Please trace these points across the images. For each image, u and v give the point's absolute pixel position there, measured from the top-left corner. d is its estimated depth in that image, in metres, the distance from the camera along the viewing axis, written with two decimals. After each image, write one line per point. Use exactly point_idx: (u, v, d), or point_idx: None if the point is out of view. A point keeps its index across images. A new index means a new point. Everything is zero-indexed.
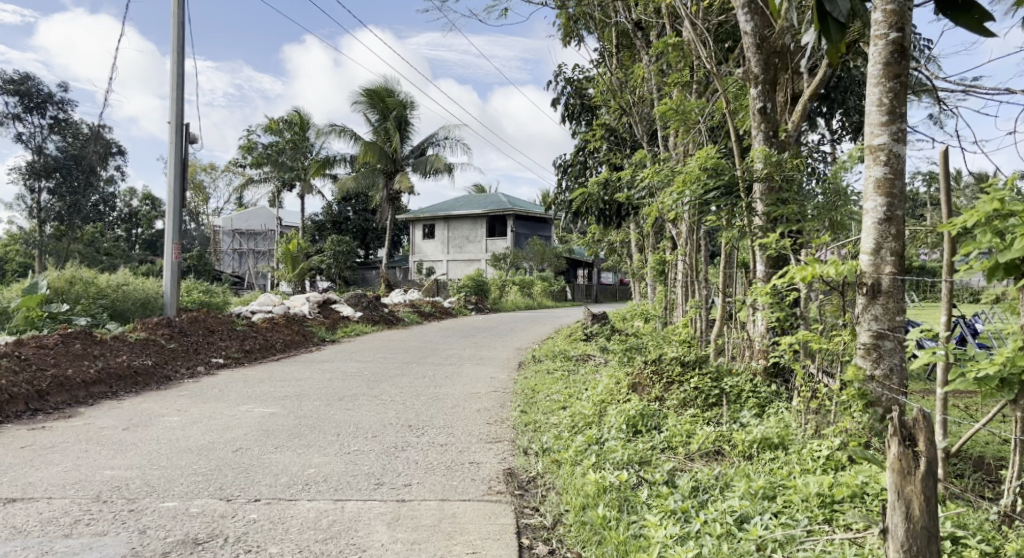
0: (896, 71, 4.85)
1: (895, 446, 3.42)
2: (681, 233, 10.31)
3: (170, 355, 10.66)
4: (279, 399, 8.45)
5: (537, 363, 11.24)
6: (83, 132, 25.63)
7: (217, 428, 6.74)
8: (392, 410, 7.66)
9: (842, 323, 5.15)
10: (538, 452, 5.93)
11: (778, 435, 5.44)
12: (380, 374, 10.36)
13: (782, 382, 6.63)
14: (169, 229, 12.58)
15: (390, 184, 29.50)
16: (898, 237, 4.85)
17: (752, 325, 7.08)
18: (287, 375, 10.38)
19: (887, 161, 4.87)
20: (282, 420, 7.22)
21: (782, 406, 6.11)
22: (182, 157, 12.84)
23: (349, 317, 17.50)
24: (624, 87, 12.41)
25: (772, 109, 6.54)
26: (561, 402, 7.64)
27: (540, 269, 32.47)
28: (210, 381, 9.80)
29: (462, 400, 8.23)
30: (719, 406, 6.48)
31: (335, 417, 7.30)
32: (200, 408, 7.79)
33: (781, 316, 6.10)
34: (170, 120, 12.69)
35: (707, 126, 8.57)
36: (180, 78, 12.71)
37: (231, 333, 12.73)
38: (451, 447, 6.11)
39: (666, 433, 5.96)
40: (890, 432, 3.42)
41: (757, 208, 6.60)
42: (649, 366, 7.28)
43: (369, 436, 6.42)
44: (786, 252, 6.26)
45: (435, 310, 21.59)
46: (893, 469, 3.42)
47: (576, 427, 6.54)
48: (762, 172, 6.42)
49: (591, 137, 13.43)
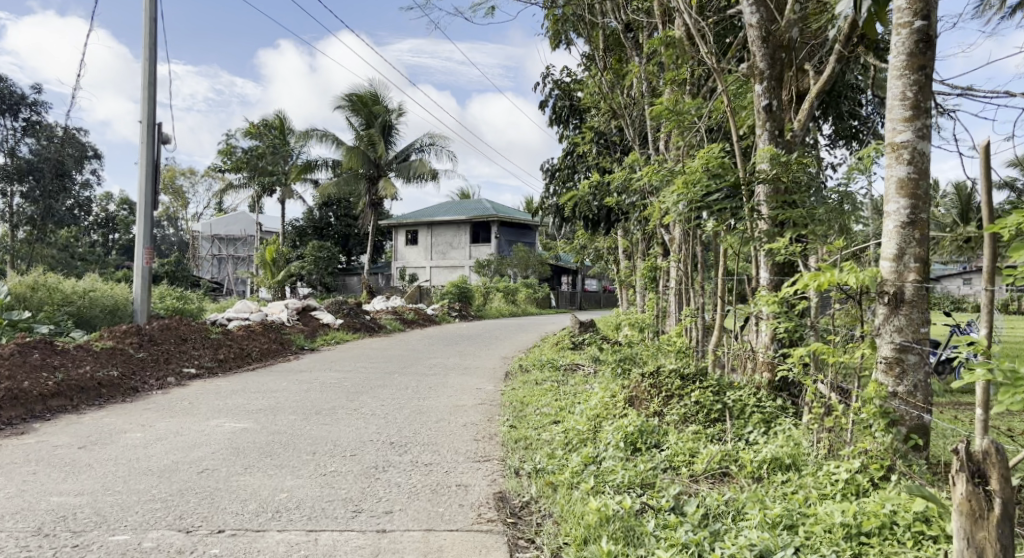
0: (921, 63, 4.51)
1: (963, 485, 3.37)
2: (676, 239, 9.95)
3: (139, 366, 10.14)
4: (253, 413, 7.96)
5: (525, 373, 10.81)
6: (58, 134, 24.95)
7: (183, 446, 6.25)
8: (373, 424, 7.21)
9: (860, 334, 4.79)
10: (531, 473, 5.51)
11: (790, 455, 5.06)
12: (361, 385, 9.90)
13: (787, 396, 6.26)
14: (139, 233, 12.04)
15: (372, 188, 28.97)
16: (922, 242, 4.49)
17: (755, 336, 6.72)
18: (262, 386, 9.88)
19: (911, 159, 4.52)
20: (254, 436, 6.75)
21: (790, 422, 5.73)
22: (154, 159, 12.32)
23: (330, 324, 16.99)
24: (615, 89, 12.05)
25: (778, 107, 6.18)
26: (553, 417, 7.23)
27: (524, 275, 32.02)
28: (180, 393, 9.28)
29: (447, 414, 7.79)
30: (722, 422, 6.11)
31: (311, 433, 6.82)
32: (167, 423, 7.30)
33: (789, 326, 5.74)
34: (142, 120, 12.16)
35: (705, 127, 8.21)
36: (152, 77, 12.20)
37: (205, 341, 12.20)
38: (436, 467, 5.66)
39: (667, 451, 5.58)
40: (956, 470, 3.39)
41: (761, 212, 6.24)
42: (646, 379, 6.86)
43: (348, 455, 5.96)
44: (794, 259, 5.88)
45: (418, 318, 21.08)
46: (962, 512, 3.36)
47: (570, 445, 6.11)
48: (768, 174, 6.05)
49: (579, 141, 13.06)
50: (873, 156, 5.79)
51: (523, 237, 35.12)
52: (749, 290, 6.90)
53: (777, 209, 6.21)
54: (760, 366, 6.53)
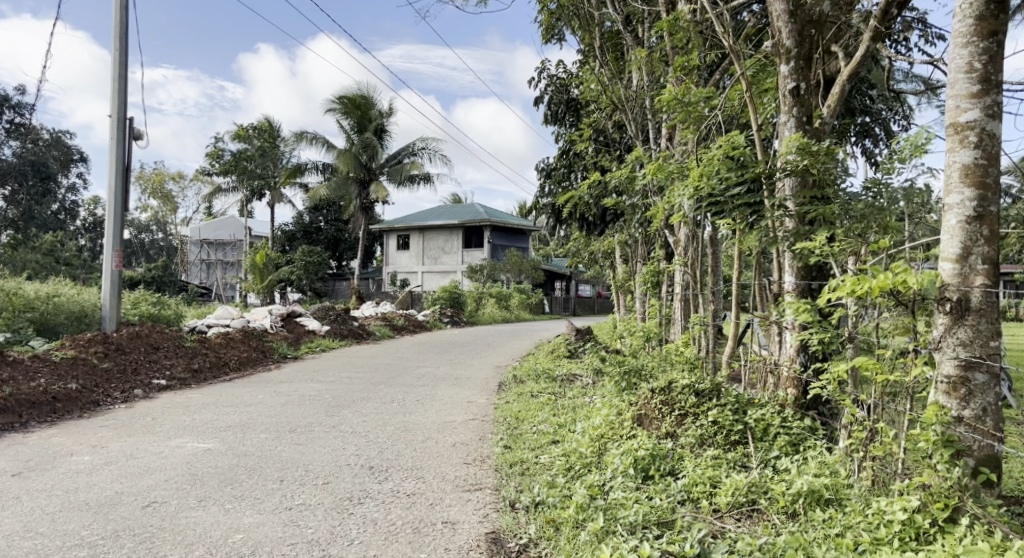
0: (993, 28, 3.87)
1: None
2: (682, 242, 9.26)
3: (102, 377, 9.36)
4: (219, 430, 7.20)
5: (520, 384, 10.09)
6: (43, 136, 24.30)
7: (133, 472, 5.49)
8: (352, 445, 6.49)
9: (910, 345, 4.11)
10: (529, 506, 4.81)
11: (829, 487, 4.39)
12: (343, 398, 9.16)
13: (817, 415, 5.58)
14: (108, 236, 11.28)
15: (365, 192, 28.11)
16: (991, 240, 3.82)
17: (779, 347, 6.03)
18: (236, 399, 9.14)
19: (979, 143, 3.85)
20: (217, 459, 6.02)
21: (822, 447, 5.06)
22: (125, 157, 11.57)
23: (315, 331, 16.22)
24: (615, 83, 11.38)
25: (807, 89, 5.57)
26: (552, 436, 6.52)
27: (517, 281, 31.27)
28: (145, 407, 8.53)
29: (434, 432, 7.08)
30: (743, 446, 5.43)
31: (281, 455, 6.09)
32: (122, 443, 6.55)
33: (822, 336, 5.07)
34: (111, 115, 11.41)
35: (718, 118, 7.52)
36: (123, 69, 11.46)
37: (179, 349, 11.42)
38: (420, 499, 4.95)
39: (684, 481, 4.92)
40: None
41: (787, 207, 5.57)
42: (656, 395, 6.13)
43: (319, 484, 5.23)
44: (827, 261, 5.19)
45: (408, 323, 20.35)
46: None
47: (572, 471, 5.40)
48: (797, 165, 5.41)
49: (577, 138, 12.38)
50: (918, 144, 5.12)
51: (517, 242, 34.40)
52: (770, 295, 6.22)
53: (804, 204, 5.57)
54: (784, 380, 5.86)
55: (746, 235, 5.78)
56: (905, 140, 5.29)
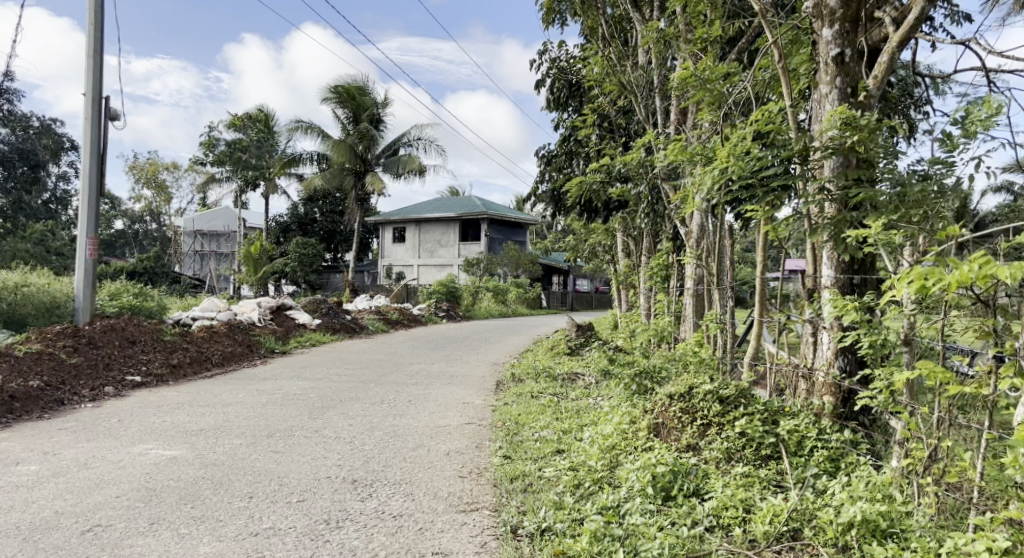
0: None
1: None
2: (695, 233, 8.62)
3: (71, 374, 8.68)
4: (190, 435, 6.53)
5: (518, 383, 9.46)
6: (34, 125, 24.00)
7: (83, 485, 4.84)
8: (335, 453, 5.85)
9: (992, 352, 3.49)
10: (534, 533, 4.20)
11: (886, 516, 3.77)
12: (330, 398, 8.50)
13: (858, 427, 4.95)
14: (82, 223, 10.60)
15: (359, 184, 27.40)
16: None
17: (813, 349, 5.35)
18: (214, 398, 8.47)
19: None
20: (182, 468, 5.37)
21: (869, 467, 4.43)
22: (100, 139, 10.85)
23: (306, 325, 15.53)
24: (624, 64, 10.70)
25: (853, 56, 5.09)
26: (556, 444, 5.88)
27: (515, 275, 30.56)
28: (113, 406, 7.86)
29: (426, 438, 6.44)
30: (777, 462, 4.80)
31: (255, 465, 5.43)
32: (78, 449, 5.86)
33: (872, 338, 4.42)
34: (85, 93, 10.69)
35: (740, 98, 6.86)
36: (98, 45, 10.75)
37: (157, 343, 10.72)
38: (408, 522, 4.32)
39: (713, 502, 4.28)
40: None
41: (828, 189, 4.96)
42: (675, 401, 5.45)
43: (292, 502, 4.58)
44: (878, 251, 4.54)
45: (403, 317, 19.66)
46: None
47: (581, 489, 4.76)
48: (842, 143, 4.80)
49: (580, 124, 11.70)
50: (987, 117, 4.51)
51: (513, 235, 33.71)
52: (803, 289, 5.56)
53: (846, 186, 4.96)
54: (819, 387, 5.20)
55: (777, 223, 5.16)
56: (972, 113, 4.64)
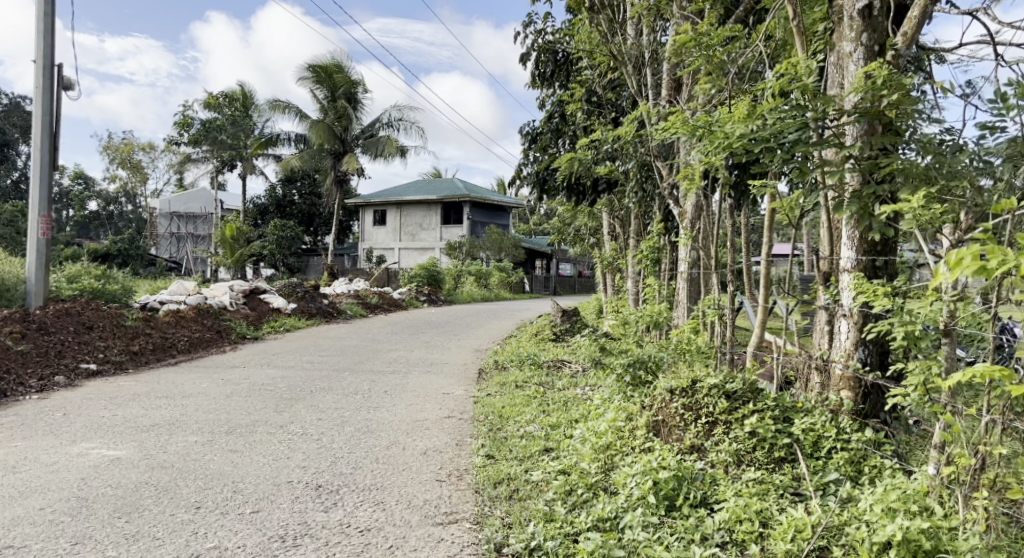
0: None
1: None
2: (690, 213, 8.10)
3: (17, 362, 8.03)
4: (140, 431, 5.91)
5: (501, 371, 8.91)
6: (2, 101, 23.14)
7: (6, 493, 4.25)
8: (301, 452, 5.27)
9: None
10: (521, 553, 3.67)
11: (930, 535, 3.28)
12: (300, 388, 7.90)
13: (881, 426, 4.44)
14: (34, 199, 9.87)
15: (338, 165, 26.57)
16: None
17: (828, 339, 4.82)
18: (174, 389, 7.84)
19: None
20: (124, 471, 4.78)
21: (899, 472, 3.95)
22: (52, 109, 10.08)
23: (281, 309, 14.84)
24: (615, 35, 10.08)
25: (880, 10, 4.58)
26: (543, 442, 5.33)
27: (497, 259, 29.93)
28: (61, 398, 7.20)
29: (403, 433, 5.90)
30: (792, 464, 4.30)
31: (207, 467, 4.85)
32: (9, 449, 5.24)
33: (907, 329, 3.90)
34: (36, 59, 9.93)
35: (745, 63, 6.28)
36: (49, 7, 9.97)
37: (117, 328, 10.04)
38: (377, 538, 3.77)
39: (726, 514, 3.75)
40: None
41: (852, 160, 4.43)
42: (677, 397, 4.91)
43: (246, 513, 4.01)
44: (913, 229, 4.00)
45: (382, 301, 19.02)
46: None
47: (574, 497, 4.22)
48: (871, 106, 4.29)
49: (568, 98, 11.05)
50: None
51: (496, 219, 33.07)
52: (816, 274, 5.03)
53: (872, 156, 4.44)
54: (836, 382, 4.68)
55: (794, 197, 4.63)
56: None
